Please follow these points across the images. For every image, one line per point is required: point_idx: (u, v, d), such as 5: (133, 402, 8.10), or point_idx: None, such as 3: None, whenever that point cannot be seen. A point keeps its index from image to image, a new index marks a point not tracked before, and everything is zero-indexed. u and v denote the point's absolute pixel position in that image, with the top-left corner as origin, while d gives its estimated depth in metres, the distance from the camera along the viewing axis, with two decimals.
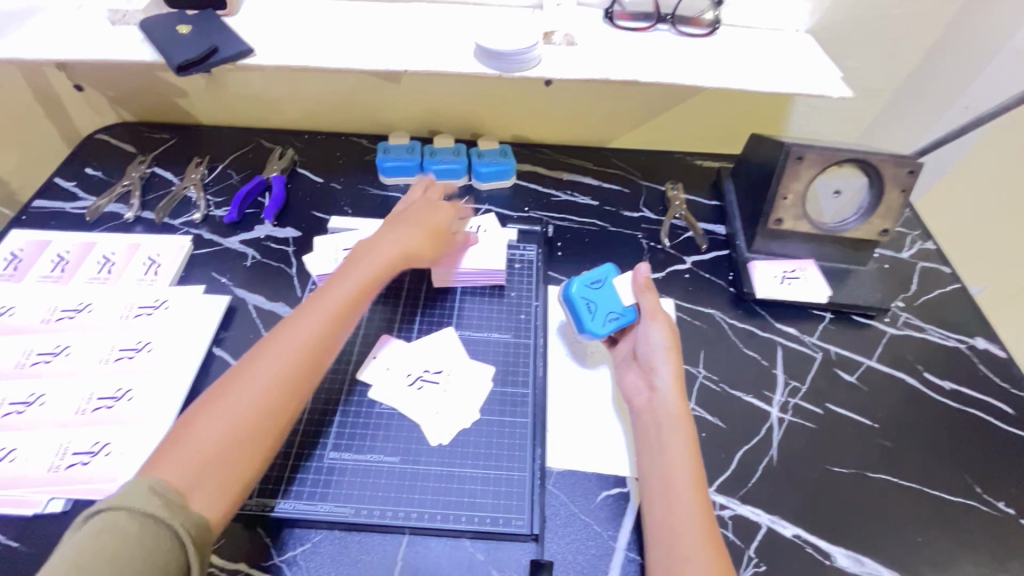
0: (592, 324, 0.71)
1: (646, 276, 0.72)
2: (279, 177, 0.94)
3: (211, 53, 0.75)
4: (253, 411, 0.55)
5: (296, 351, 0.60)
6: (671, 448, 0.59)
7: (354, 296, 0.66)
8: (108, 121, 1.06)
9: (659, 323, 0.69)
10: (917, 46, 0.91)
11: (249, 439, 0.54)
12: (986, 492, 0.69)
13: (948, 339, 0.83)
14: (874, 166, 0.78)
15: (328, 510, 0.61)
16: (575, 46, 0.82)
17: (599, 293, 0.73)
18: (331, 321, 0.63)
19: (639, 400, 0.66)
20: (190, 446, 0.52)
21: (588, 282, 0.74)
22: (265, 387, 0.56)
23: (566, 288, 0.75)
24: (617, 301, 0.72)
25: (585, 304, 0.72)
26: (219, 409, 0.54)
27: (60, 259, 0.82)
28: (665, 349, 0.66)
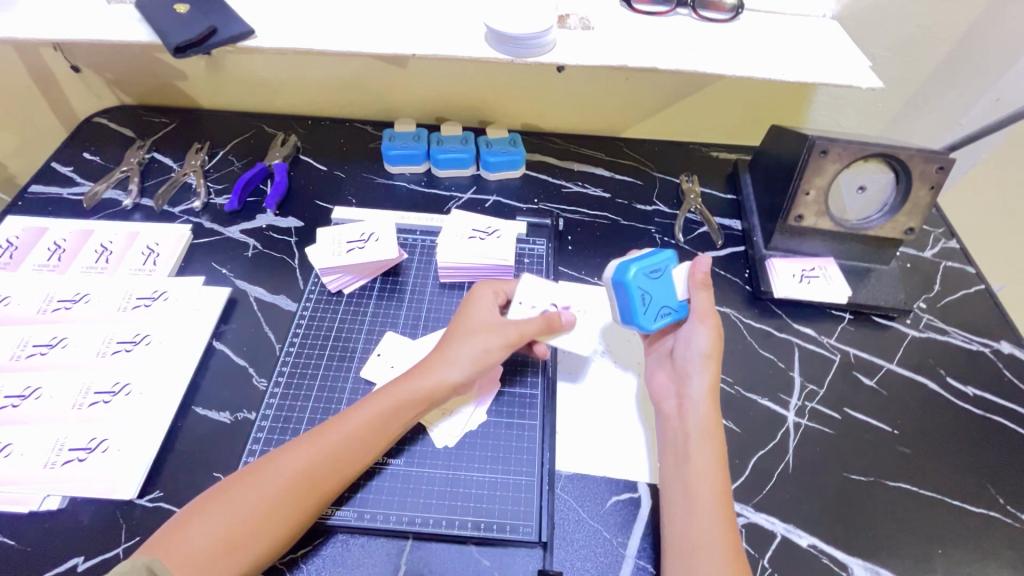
0: (643, 319, 0.64)
1: (705, 270, 0.64)
2: (281, 164, 0.91)
3: (209, 33, 0.72)
4: (269, 511, 0.52)
5: (327, 454, 0.55)
6: (700, 461, 0.57)
7: (412, 405, 0.60)
8: (106, 103, 1.03)
9: (707, 326, 0.63)
10: (949, 35, 0.86)
11: (257, 538, 0.51)
12: (1008, 503, 0.66)
13: (972, 342, 0.80)
14: (902, 161, 0.74)
15: (331, 514, 0.59)
16: (590, 30, 0.78)
17: (656, 284, 0.65)
18: (376, 426, 0.58)
19: (669, 408, 0.63)
20: (196, 540, 0.49)
21: (646, 270, 0.64)
22: (285, 487, 0.53)
23: (619, 271, 0.65)
24: (672, 294, 0.66)
25: (640, 294, 0.64)
26: (237, 500, 0.52)
27: (57, 247, 0.79)
28: (702, 357, 0.62)
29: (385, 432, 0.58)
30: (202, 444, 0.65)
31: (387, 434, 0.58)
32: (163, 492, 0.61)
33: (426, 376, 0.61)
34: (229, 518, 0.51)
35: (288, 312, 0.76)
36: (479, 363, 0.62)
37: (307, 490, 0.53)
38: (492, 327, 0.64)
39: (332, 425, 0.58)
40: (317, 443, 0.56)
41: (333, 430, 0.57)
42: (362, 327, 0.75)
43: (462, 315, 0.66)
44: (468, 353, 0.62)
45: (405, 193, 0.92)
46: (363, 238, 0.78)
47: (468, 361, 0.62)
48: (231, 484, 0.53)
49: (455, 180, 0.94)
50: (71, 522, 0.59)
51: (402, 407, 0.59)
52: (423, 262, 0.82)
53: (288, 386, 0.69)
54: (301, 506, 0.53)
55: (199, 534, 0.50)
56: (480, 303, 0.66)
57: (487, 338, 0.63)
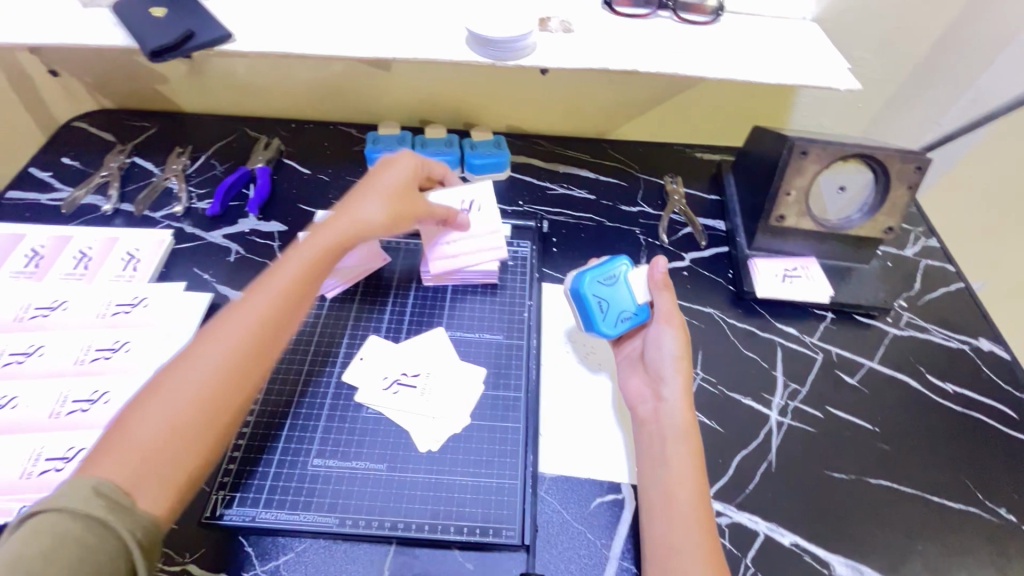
0: (602, 325, 0.67)
1: (663, 272, 0.67)
2: (264, 168, 0.91)
3: (187, 37, 0.72)
4: (219, 384, 0.52)
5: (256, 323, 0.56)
6: (676, 462, 0.57)
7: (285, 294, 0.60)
8: (85, 107, 1.02)
9: (672, 326, 0.65)
10: (926, 36, 0.87)
11: (213, 419, 0.51)
12: (987, 498, 0.67)
13: (951, 340, 0.81)
14: (879, 162, 0.75)
15: (311, 520, 0.59)
16: (571, 33, 0.79)
17: (611, 289, 0.68)
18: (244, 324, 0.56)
19: (643, 410, 0.64)
20: (152, 426, 0.48)
21: (600, 278, 0.68)
22: (226, 363, 0.53)
23: (575, 280, 0.68)
24: (631, 299, 0.68)
25: (596, 301, 0.68)
26: (179, 381, 0.51)
27: (35, 254, 0.78)
28: (674, 359, 0.64)
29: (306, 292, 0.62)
30: None
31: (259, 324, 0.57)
32: None
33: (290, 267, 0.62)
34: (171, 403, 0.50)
35: None
36: (391, 214, 0.69)
37: (250, 360, 0.55)
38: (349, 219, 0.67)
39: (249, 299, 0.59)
40: (239, 315, 0.57)
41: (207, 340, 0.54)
42: (345, 331, 0.74)
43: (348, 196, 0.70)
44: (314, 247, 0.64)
45: None
46: None
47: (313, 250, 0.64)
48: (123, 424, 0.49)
49: None
50: None
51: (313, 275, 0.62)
52: (407, 265, 0.82)
53: (268, 393, 0.68)
54: (249, 379, 0.54)
55: (148, 421, 0.49)
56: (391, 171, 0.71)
57: (394, 196, 0.69)
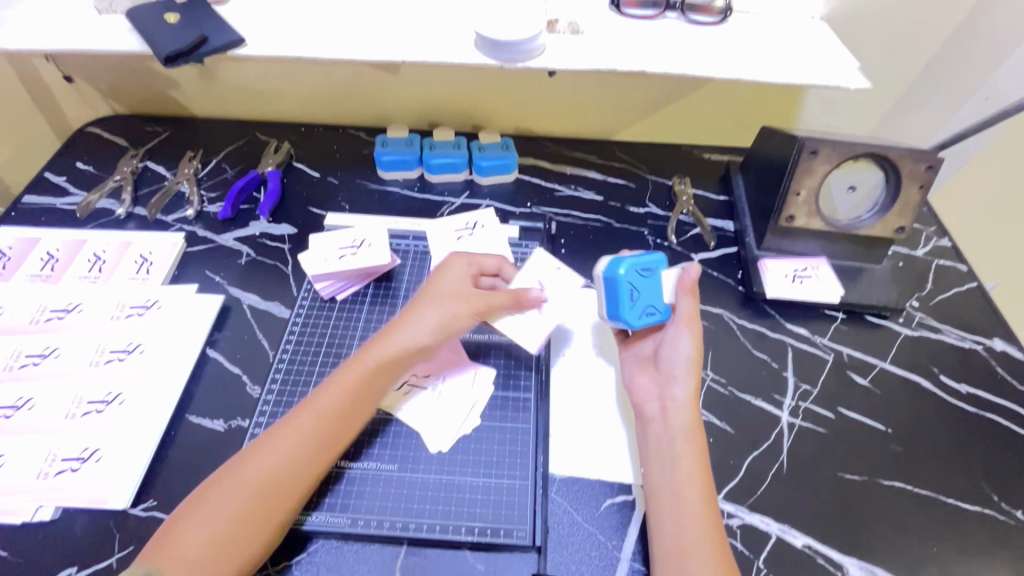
0: (629, 315, 0.66)
1: (694, 277, 0.66)
2: (274, 171, 0.92)
3: (200, 42, 0.72)
4: (290, 473, 0.54)
5: (302, 443, 0.55)
6: (685, 464, 0.57)
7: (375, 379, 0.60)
8: (99, 112, 1.03)
9: (690, 330, 0.64)
10: (936, 35, 0.87)
11: (266, 522, 0.52)
12: (1003, 501, 0.66)
13: (965, 340, 0.80)
14: (891, 161, 0.75)
15: (317, 519, 0.59)
16: (579, 35, 0.79)
17: (646, 282, 0.66)
18: (334, 410, 0.58)
19: (651, 409, 0.63)
20: (226, 504, 0.52)
21: (640, 267, 0.66)
22: (270, 484, 0.53)
23: (612, 266, 0.66)
24: (659, 295, 0.67)
25: (629, 290, 0.66)
26: (223, 495, 0.52)
27: (50, 257, 0.79)
28: (688, 361, 0.63)
29: (356, 413, 0.59)
30: (196, 452, 0.65)
31: (353, 416, 0.59)
32: (157, 501, 0.61)
33: (386, 344, 0.62)
34: (215, 516, 0.51)
35: (281, 319, 0.76)
36: (446, 330, 0.63)
37: (324, 451, 0.56)
38: (455, 295, 0.65)
39: (299, 414, 0.57)
40: (286, 433, 0.56)
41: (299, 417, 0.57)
42: (356, 332, 0.75)
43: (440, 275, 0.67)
44: (431, 319, 0.63)
45: (398, 198, 0.92)
46: (355, 244, 0.78)
47: (432, 325, 0.63)
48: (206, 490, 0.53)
49: (448, 185, 0.95)
50: (64, 532, 0.59)
51: (364, 393, 0.60)
52: (416, 266, 0.82)
53: (280, 395, 0.69)
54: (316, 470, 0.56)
55: (195, 530, 0.50)
56: (451, 277, 0.67)
57: (453, 307, 0.64)
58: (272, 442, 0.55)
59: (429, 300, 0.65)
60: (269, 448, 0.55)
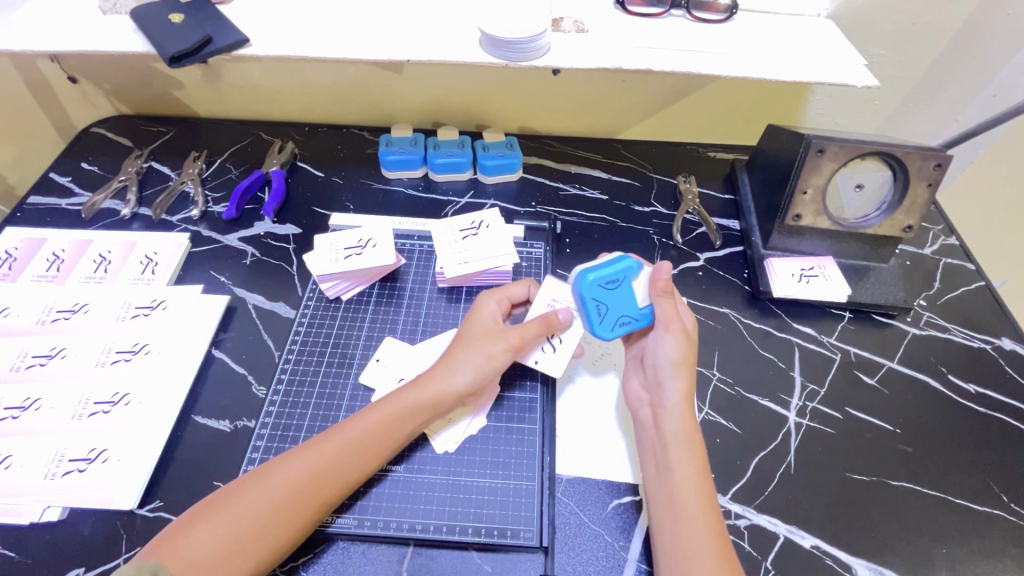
0: (599, 328, 0.65)
1: (666, 276, 0.65)
2: (278, 171, 0.92)
3: (205, 42, 0.72)
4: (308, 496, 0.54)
5: (321, 466, 0.55)
6: (681, 468, 0.57)
7: (412, 413, 0.60)
8: (103, 113, 1.03)
9: (672, 333, 0.63)
10: (944, 32, 0.86)
11: (276, 540, 0.52)
12: (1013, 501, 0.66)
13: (973, 339, 0.79)
14: (899, 159, 0.74)
15: (329, 522, 0.59)
16: (584, 33, 0.78)
17: (614, 293, 0.65)
18: (367, 438, 0.57)
19: (645, 416, 0.63)
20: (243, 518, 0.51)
21: (602, 279, 0.65)
22: (289, 498, 0.53)
23: (578, 279, 0.66)
24: (632, 303, 0.65)
25: (594, 304, 0.65)
26: (242, 502, 0.52)
27: (56, 257, 0.80)
28: (671, 364, 0.62)
29: (384, 443, 0.58)
30: (202, 452, 0.65)
31: (386, 443, 0.58)
32: (164, 502, 0.61)
33: (430, 384, 0.61)
34: (232, 520, 0.51)
35: (286, 319, 0.76)
36: (482, 371, 0.62)
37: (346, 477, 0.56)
38: (492, 335, 0.64)
39: (328, 436, 0.57)
40: (307, 456, 0.55)
41: (330, 440, 0.57)
42: (360, 334, 0.74)
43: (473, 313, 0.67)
44: (471, 361, 0.62)
45: (403, 198, 0.92)
46: (360, 244, 0.78)
47: (472, 369, 0.62)
48: (222, 496, 0.53)
49: (452, 184, 0.94)
50: (72, 533, 0.59)
51: (392, 423, 0.59)
52: (421, 266, 0.82)
53: (285, 395, 0.69)
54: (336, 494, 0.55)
55: (208, 533, 0.50)
56: (487, 316, 0.66)
57: (489, 346, 0.63)
58: (297, 460, 0.55)
59: (469, 338, 0.64)
60: (288, 468, 0.54)
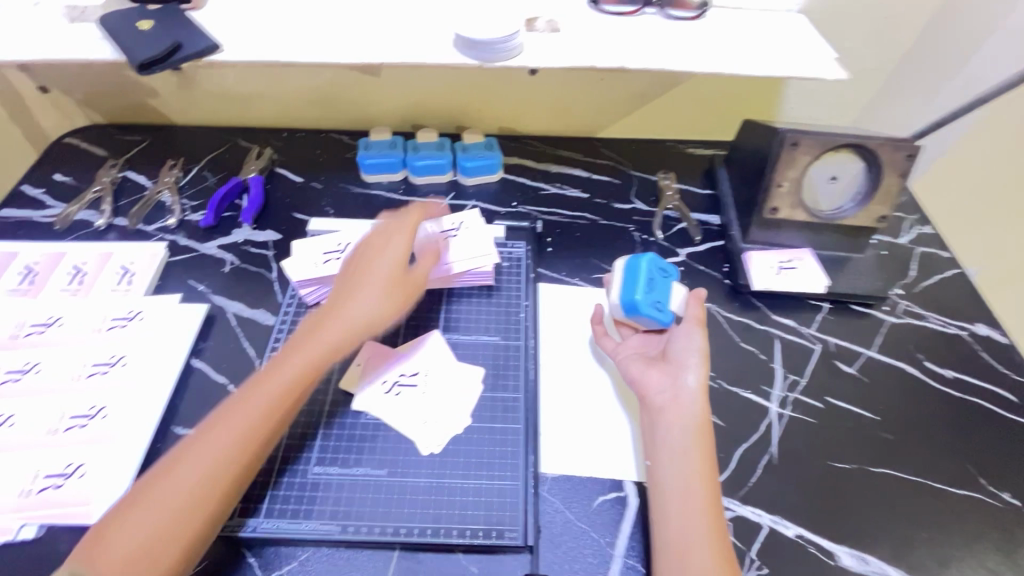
0: (641, 298, 0.68)
1: (699, 291, 0.71)
2: (256, 177, 0.91)
3: (174, 49, 0.72)
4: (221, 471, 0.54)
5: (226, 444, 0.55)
6: (695, 457, 0.57)
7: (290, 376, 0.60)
8: (76, 123, 1.02)
9: (700, 329, 0.66)
10: (913, 25, 0.88)
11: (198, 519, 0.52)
12: (991, 483, 0.67)
13: (949, 326, 0.81)
14: (871, 150, 0.76)
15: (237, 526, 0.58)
16: (558, 33, 0.79)
17: (660, 282, 0.71)
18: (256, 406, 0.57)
19: (662, 399, 0.62)
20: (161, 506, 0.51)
21: (658, 268, 0.72)
22: (203, 465, 0.54)
23: (634, 259, 0.73)
24: (668, 299, 0.70)
25: (647, 279, 0.70)
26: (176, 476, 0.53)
27: (28, 270, 0.78)
28: (701, 355, 0.64)
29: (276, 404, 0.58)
30: None
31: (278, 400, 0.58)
32: None
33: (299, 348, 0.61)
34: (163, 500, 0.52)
35: (266, 326, 0.76)
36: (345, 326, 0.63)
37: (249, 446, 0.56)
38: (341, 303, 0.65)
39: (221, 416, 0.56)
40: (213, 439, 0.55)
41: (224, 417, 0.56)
42: None
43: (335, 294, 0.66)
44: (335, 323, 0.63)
45: (383, 202, 0.92)
46: (340, 248, 0.78)
47: (338, 325, 0.63)
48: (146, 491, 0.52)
49: (433, 186, 0.94)
50: (48, 551, 0.58)
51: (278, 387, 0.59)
52: None
53: None
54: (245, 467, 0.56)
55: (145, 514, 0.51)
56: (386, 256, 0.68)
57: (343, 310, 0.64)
58: (214, 426, 0.56)
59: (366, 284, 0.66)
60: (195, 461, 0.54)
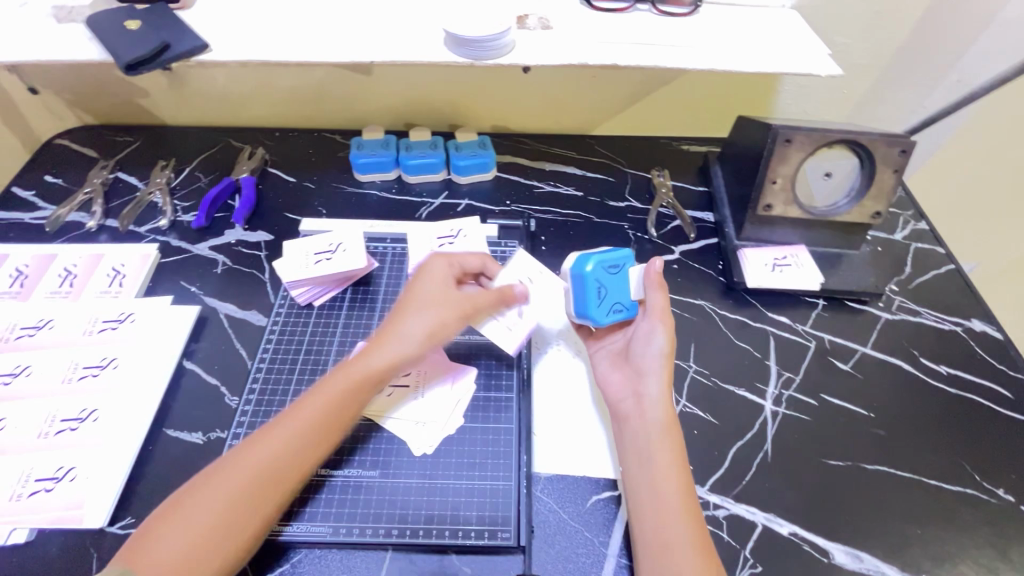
0: (598, 311, 0.67)
1: (659, 269, 0.67)
2: (248, 177, 0.91)
3: (162, 49, 0.71)
4: (262, 489, 0.52)
5: (275, 461, 0.53)
6: (660, 460, 0.57)
7: (352, 395, 0.58)
8: (67, 124, 1.01)
9: (661, 324, 0.64)
10: (907, 20, 0.87)
11: (234, 536, 0.51)
12: (985, 480, 0.67)
13: (943, 322, 0.81)
14: (864, 146, 0.75)
15: (280, 530, 0.58)
16: (550, 30, 0.78)
17: (613, 279, 0.68)
18: (311, 429, 0.55)
19: (624, 408, 0.63)
20: (198, 518, 0.50)
21: (606, 265, 0.67)
22: (246, 481, 0.52)
23: (580, 262, 0.68)
24: (625, 293, 0.68)
25: (595, 285, 0.67)
26: (195, 506, 0.51)
27: (19, 273, 0.78)
28: (661, 355, 0.63)
29: (331, 428, 0.57)
30: (174, 466, 0.64)
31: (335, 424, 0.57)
32: (136, 518, 0.60)
33: (364, 362, 0.59)
34: (189, 530, 0.49)
35: (258, 327, 0.75)
36: (425, 338, 0.61)
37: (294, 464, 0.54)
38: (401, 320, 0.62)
39: (271, 428, 0.55)
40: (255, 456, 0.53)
41: (273, 432, 0.55)
42: (334, 339, 0.74)
43: (392, 312, 0.63)
44: (410, 333, 0.61)
45: (376, 201, 0.91)
46: (331, 249, 0.77)
47: (411, 338, 0.61)
48: (181, 498, 0.52)
49: (425, 186, 0.94)
50: (39, 555, 0.57)
51: (336, 408, 0.57)
52: (395, 269, 0.81)
53: (258, 405, 0.68)
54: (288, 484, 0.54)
55: (165, 543, 0.49)
56: (442, 271, 0.65)
57: (421, 320, 0.61)
58: (260, 439, 0.55)
59: (416, 306, 0.63)
60: (235, 474, 0.52)
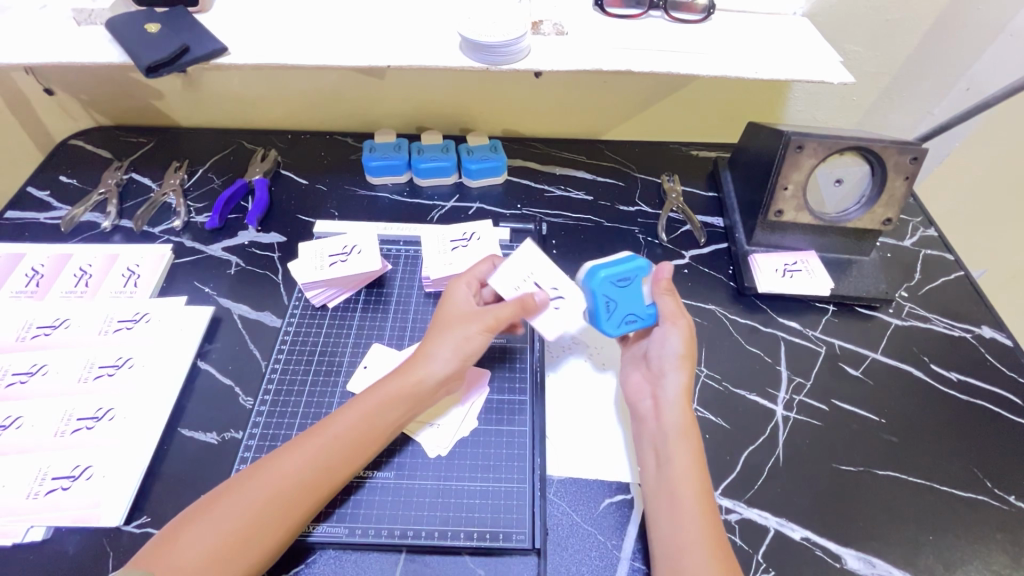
0: (608, 324, 0.66)
1: (669, 275, 0.67)
2: (262, 179, 0.91)
3: (182, 52, 0.72)
4: (296, 492, 0.54)
5: (311, 466, 0.55)
6: (678, 461, 0.57)
7: (388, 407, 0.59)
8: (82, 125, 1.02)
9: (678, 327, 0.64)
10: (917, 28, 0.88)
11: (263, 535, 0.51)
12: (997, 487, 0.67)
13: (953, 329, 0.81)
14: (876, 154, 0.75)
15: (309, 530, 0.58)
16: (564, 35, 0.79)
17: (622, 291, 0.66)
18: (347, 436, 0.57)
19: (645, 410, 0.63)
20: (230, 516, 0.51)
21: (614, 277, 0.66)
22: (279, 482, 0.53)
23: (588, 277, 0.67)
24: (639, 303, 0.67)
25: (605, 300, 0.66)
26: (221, 510, 0.51)
27: (35, 272, 0.78)
28: (678, 358, 0.63)
29: (367, 436, 0.58)
30: (189, 466, 0.64)
31: (372, 434, 0.58)
32: (151, 517, 0.60)
33: (405, 375, 0.61)
34: (221, 526, 0.50)
35: (271, 328, 0.76)
36: (460, 354, 0.62)
37: (329, 469, 0.55)
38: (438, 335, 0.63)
39: (309, 433, 0.57)
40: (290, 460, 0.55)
41: (312, 437, 0.56)
42: (348, 340, 0.74)
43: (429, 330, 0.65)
44: (448, 346, 0.62)
45: (388, 204, 0.92)
46: (345, 250, 0.78)
47: (449, 353, 0.62)
48: (214, 496, 0.53)
49: (437, 189, 0.94)
50: (56, 552, 0.58)
51: (372, 417, 0.58)
52: (408, 271, 0.82)
53: (273, 405, 0.68)
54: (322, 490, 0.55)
55: (191, 542, 0.50)
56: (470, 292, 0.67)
57: (465, 329, 0.62)
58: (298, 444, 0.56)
59: (451, 322, 0.64)
60: (270, 474, 0.54)
